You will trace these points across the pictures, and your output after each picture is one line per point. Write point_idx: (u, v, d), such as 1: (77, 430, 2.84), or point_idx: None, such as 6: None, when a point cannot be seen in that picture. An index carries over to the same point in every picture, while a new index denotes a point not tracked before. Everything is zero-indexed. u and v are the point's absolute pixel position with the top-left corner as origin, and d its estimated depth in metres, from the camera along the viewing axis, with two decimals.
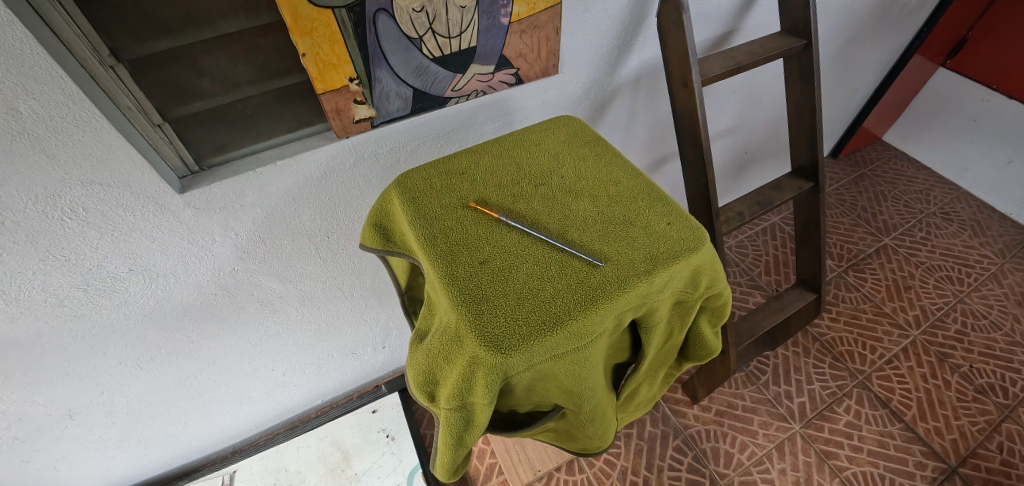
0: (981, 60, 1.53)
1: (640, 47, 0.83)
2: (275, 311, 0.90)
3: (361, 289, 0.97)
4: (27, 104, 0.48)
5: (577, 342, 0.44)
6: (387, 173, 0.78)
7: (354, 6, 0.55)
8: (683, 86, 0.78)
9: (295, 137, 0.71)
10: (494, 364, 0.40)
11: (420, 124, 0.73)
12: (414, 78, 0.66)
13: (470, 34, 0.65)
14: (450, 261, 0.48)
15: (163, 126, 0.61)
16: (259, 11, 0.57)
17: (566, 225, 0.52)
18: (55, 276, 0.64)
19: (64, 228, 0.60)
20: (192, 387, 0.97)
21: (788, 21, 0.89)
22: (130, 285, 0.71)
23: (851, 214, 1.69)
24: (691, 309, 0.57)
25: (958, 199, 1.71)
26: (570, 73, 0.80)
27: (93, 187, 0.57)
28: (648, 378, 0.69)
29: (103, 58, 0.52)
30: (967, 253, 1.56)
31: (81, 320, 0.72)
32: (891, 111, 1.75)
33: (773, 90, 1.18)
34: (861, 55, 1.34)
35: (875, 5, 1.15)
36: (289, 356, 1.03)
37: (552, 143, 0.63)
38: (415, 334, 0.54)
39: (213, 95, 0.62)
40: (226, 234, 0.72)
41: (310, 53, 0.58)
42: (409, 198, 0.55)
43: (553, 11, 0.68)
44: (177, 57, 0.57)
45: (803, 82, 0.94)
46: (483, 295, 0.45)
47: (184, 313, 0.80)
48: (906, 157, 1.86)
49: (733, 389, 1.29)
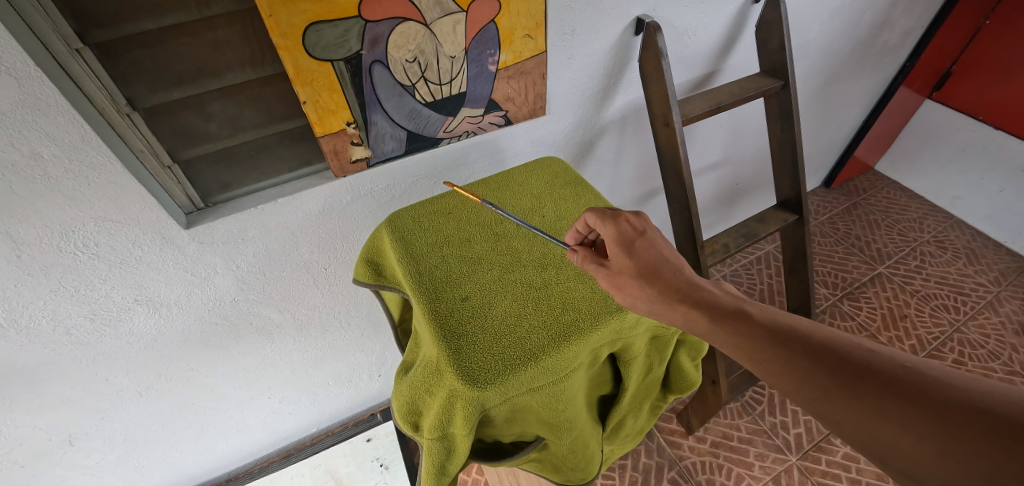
0: (966, 92, 1.56)
1: (624, 90, 0.88)
2: (273, 339, 0.93)
3: (358, 317, 0.99)
4: (49, 150, 0.52)
5: (553, 375, 0.46)
6: (382, 209, 0.82)
7: (352, 58, 0.60)
8: (665, 126, 0.83)
9: (296, 176, 0.75)
10: (471, 396, 0.43)
11: (414, 163, 0.77)
12: (408, 121, 0.71)
13: (460, 81, 0.70)
14: (433, 298, 0.51)
15: (172, 167, 0.65)
16: (266, 64, 0.62)
17: (544, 261, 0.56)
18: (65, 305, 0.67)
19: (76, 261, 0.63)
20: (190, 413, 0.99)
21: (766, 63, 0.94)
22: (134, 314, 0.74)
23: (845, 243, 1.71)
24: (668, 344, 0.60)
25: (951, 228, 1.74)
26: (558, 114, 0.84)
27: (104, 223, 0.61)
28: (633, 409, 0.70)
29: (121, 106, 0.57)
30: (962, 281, 1.58)
31: (86, 348, 0.75)
32: (880, 142, 1.78)
33: (759, 124, 1.22)
34: (845, 90, 1.38)
35: (855, 44, 1.21)
36: (285, 383, 1.05)
37: (535, 183, 0.67)
38: (403, 367, 0.56)
39: (220, 138, 0.67)
40: (228, 267, 0.75)
41: (310, 100, 0.62)
42: (398, 237, 0.59)
43: (540, 58, 0.73)
44: (187, 105, 0.62)
45: (783, 120, 0.98)
46: (463, 331, 0.47)
47: (185, 341, 0.83)
48: (898, 186, 1.90)
49: (728, 420, 1.28)
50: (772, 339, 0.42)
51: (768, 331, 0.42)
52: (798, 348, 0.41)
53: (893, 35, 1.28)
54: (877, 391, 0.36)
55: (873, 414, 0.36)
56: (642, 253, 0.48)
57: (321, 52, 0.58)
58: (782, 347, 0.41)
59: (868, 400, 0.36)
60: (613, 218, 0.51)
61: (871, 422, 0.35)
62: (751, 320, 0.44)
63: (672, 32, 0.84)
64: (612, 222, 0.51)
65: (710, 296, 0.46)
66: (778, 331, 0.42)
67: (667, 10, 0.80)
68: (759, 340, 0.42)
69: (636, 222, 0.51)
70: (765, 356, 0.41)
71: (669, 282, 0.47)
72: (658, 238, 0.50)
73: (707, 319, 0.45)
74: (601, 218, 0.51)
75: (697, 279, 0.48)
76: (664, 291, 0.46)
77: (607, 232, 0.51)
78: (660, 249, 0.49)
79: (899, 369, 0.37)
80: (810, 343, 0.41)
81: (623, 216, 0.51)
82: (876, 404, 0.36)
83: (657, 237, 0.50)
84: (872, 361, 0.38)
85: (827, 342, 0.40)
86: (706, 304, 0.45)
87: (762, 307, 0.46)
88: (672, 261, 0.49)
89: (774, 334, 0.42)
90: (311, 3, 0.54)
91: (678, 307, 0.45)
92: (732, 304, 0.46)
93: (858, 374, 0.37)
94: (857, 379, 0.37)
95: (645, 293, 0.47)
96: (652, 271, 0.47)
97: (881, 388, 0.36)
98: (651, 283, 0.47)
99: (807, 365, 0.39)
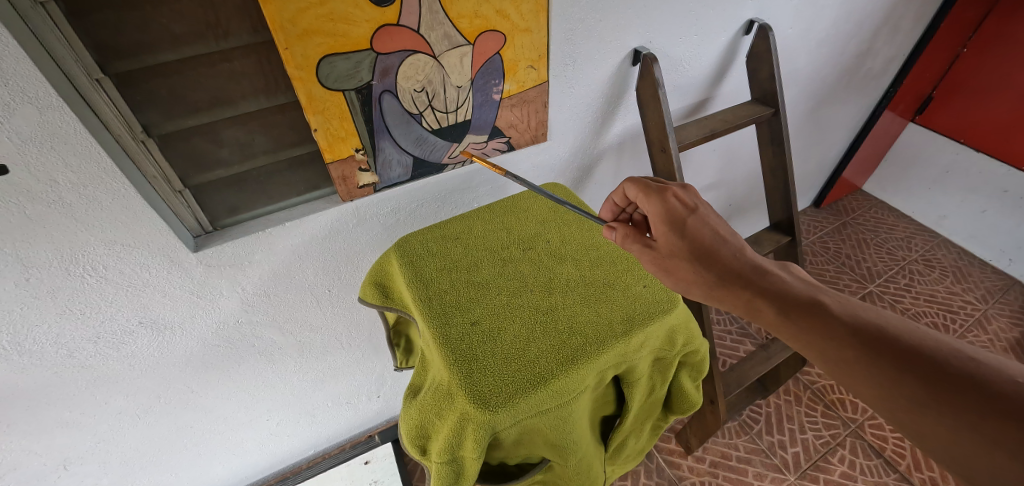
0: (947, 116, 1.61)
1: (622, 117, 0.91)
2: (274, 361, 0.93)
3: (360, 338, 0.99)
4: (65, 177, 0.53)
5: (559, 399, 0.47)
6: (387, 231, 0.83)
7: (363, 88, 0.62)
8: (662, 151, 0.86)
9: (303, 200, 0.77)
10: (483, 420, 0.44)
11: (419, 187, 0.79)
12: (415, 148, 0.73)
13: (465, 109, 0.73)
14: (444, 322, 0.52)
15: (183, 192, 0.66)
16: (279, 93, 0.64)
17: (550, 284, 0.57)
18: (70, 328, 0.68)
19: (83, 284, 0.64)
20: (187, 436, 0.97)
21: (757, 92, 0.98)
22: (138, 336, 0.74)
23: (836, 262, 1.75)
24: (670, 365, 0.61)
25: (938, 247, 1.79)
26: (559, 140, 0.87)
27: (114, 247, 0.62)
28: (634, 431, 0.71)
29: (137, 133, 0.58)
30: (951, 299, 1.61)
31: (87, 370, 0.74)
32: (866, 164, 1.83)
33: (750, 148, 1.26)
34: (832, 115, 1.43)
35: (840, 72, 1.26)
36: (284, 405, 1.04)
37: (538, 208, 0.69)
38: (409, 390, 0.57)
39: (230, 163, 0.68)
40: (233, 289, 0.76)
41: (321, 128, 0.64)
42: (409, 261, 0.60)
43: (542, 88, 0.76)
44: (200, 132, 0.64)
45: (774, 145, 1.02)
46: (473, 355, 0.49)
47: (187, 363, 0.82)
48: (886, 206, 1.95)
49: (726, 440, 1.28)
50: (855, 340, 0.44)
51: (849, 330, 0.45)
52: (885, 353, 0.43)
53: (877, 63, 1.34)
54: (976, 406, 0.38)
55: (966, 430, 0.38)
56: (694, 230, 0.54)
57: (333, 82, 0.60)
58: (866, 349, 0.43)
59: (961, 414, 0.38)
60: (658, 193, 0.57)
61: (964, 436, 0.38)
62: (830, 316, 0.46)
63: (668, 62, 0.88)
64: (657, 196, 0.57)
65: (776, 282, 0.50)
66: (860, 330, 0.44)
67: (663, 41, 0.83)
68: (839, 341, 0.44)
69: (684, 197, 0.56)
70: (848, 358, 0.44)
71: (722, 262, 0.52)
72: (708, 214, 0.55)
73: (775, 309, 0.48)
74: (644, 191, 0.58)
75: (757, 260, 0.52)
76: (715, 272, 0.52)
77: (651, 208, 0.57)
78: (709, 225, 0.54)
79: (1003, 382, 0.38)
80: (902, 349, 0.42)
81: (671, 191, 0.57)
82: (972, 420, 0.38)
83: (708, 213, 0.55)
84: (972, 375, 0.39)
85: (917, 347, 0.42)
86: (770, 292, 0.49)
87: (842, 300, 0.48)
88: (725, 238, 0.54)
89: (857, 335, 0.44)
90: (326, 37, 0.56)
91: (733, 287, 0.51)
92: (806, 295, 0.49)
93: (954, 385, 0.39)
94: (951, 391, 0.39)
95: (702, 272, 0.52)
96: (701, 251, 0.53)
97: (980, 402, 0.38)
98: (701, 263, 0.52)
99: (893, 373, 0.41)
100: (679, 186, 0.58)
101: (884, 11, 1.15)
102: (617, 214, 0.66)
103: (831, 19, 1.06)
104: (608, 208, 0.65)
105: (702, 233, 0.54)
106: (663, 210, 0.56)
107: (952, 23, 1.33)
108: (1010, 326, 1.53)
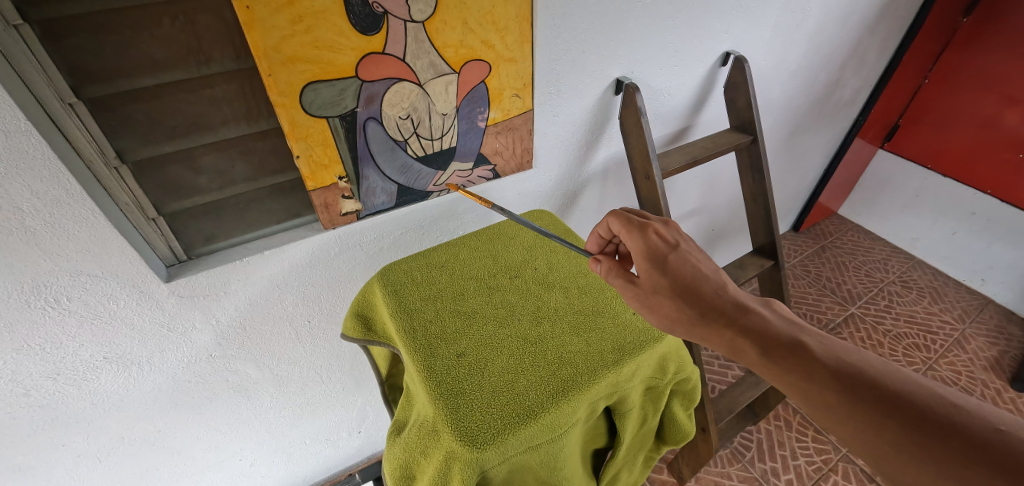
0: (914, 143, 1.68)
1: (606, 144, 0.92)
2: (249, 397, 0.88)
3: (340, 371, 0.96)
4: (30, 203, 0.50)
5: (550, 435, 0.45)
6: (370, 260, 0.81)
7: (347, 115, 0.62)
8: (646, 178, 0.88)
9: (283, 228, 0.75)
10: (470, 460, 0.42)
11: (404, 215, 0.78)
12: (400, 175, 0.72)
13: (451, 136, 0.73)
14: (428, 354, 0.50)
15: (157, 220, 0.64)
16: (261, 119, 0.63)
17: (537, 315, 0.56)
18: (27, 365, 0.63)
19: (45, 317, 0.60)
20: (151, 480, 0.91)
21: (735, 120, 1.01)
22: (101, 374, 0.70)
23: (817, 285, 1.77)
24: (662, 394, 0.60)
25: (914, 267, 1.83)
26: (544, 168, 0.87)
27: (80, 277, 0.59)
28: (628, 463, 0.68)
29: (110, 159, 0.57)
30: (929, 319, 1.64)
31: (44, 411, 0.69)
32: (841, 189, 1.89)
33: (730, 174, 1.29)
34: (806, 142, 1.48)
35: (812, 101, 1.31)
36: (259, 443, 0.99)
37: (524, 236, 0.68)
38: (393, 427, 0.55)
39: (209, 191, 0.67)
40: (207, 321, 0.72)
41: (304, 155, 0.63)
42: (392, 292, 0.58)
43: (527, 115, 0.77)
44: (178, 159, 0.62)
45: (754, 172, 1.05)
46: (460, 389, 0.47)
47: (155, 401, 0.78)
48: (862, 230, 2.00)
49: (719, 468, 1.26)
50: (836, 381, 0.43)
51: (831, 371, 0.44)
52: (868, 396, 0.42)
53: (848, 93, 1.39)
54: (959, 454, 0.37)
55: (947, 480, 0.37)
56: (673, 266, 0.53)
57: (317, 109, 0.60)
58: (848, 391, 0.42)
59: (944, 462, 0.38)
60: (640, 229, 0.56)
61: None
62: (812, 355, 0.45)
63: (650, 91, 0.90)
64: (638, 233, 0.56)
65: (757, 319, 0.49)
66: (842, 372, 0.44)
67: (644, 72, 0.85)
68: (822, 384, 0.43)
69: (665, 233, 0.56)
70: (831, 401, 0.43)
71: (704, 298, 0.51)
72: (689, 250, 0.55)
73: (757, 348, 0.47)
74: (626, 227, 0.58)
75: (739, 296, 0.51)
76: (697, 308, 0.51)
77: (633, 244, 0.56)
78: (690, 262, 0.54)
79: (987, 430, 0.38)
80: (886, 393, 0.42)
81: (651, 227, 0.56)
82: (954, 468, 0.37)
83: (689, 249, 0.55)
84: (955, 422, 0.39)
85: (902, 391, 0.42)
86: (753, 331, 0.48)
87: (823, 340, 0.47)
88: (706, 275, 0.53)
89: (839, 375, 0.43)
90: (310, 64, 0.56)
91: (712, 323, 0.49)
92: (788, 334, 0.48)
93: (938, 432, 0.39)
94: (934, 438, 0.39)
95: (684, 307, 0.51)
96: (683, 287, 0.52)
97: (964, 450, 0.37)
98: (684, 300, 0.51)
99: (878, 417, 0.41)
100: (660, 223, 0.58)
101: (850, 45, 1.21)
102: (604, 246, 0.65)
103: (802, 52, 1.11)
104: (594, 241, 0.64)
105: (682, 269, 0.53)
106: (644, 247, 0.55)
107: (913, 56, 1.40)
108: (989, 345, 1.56)
